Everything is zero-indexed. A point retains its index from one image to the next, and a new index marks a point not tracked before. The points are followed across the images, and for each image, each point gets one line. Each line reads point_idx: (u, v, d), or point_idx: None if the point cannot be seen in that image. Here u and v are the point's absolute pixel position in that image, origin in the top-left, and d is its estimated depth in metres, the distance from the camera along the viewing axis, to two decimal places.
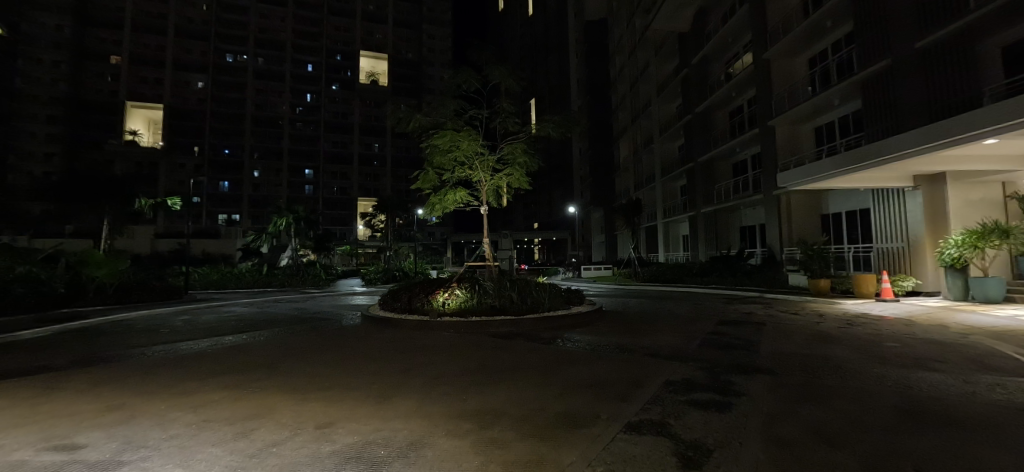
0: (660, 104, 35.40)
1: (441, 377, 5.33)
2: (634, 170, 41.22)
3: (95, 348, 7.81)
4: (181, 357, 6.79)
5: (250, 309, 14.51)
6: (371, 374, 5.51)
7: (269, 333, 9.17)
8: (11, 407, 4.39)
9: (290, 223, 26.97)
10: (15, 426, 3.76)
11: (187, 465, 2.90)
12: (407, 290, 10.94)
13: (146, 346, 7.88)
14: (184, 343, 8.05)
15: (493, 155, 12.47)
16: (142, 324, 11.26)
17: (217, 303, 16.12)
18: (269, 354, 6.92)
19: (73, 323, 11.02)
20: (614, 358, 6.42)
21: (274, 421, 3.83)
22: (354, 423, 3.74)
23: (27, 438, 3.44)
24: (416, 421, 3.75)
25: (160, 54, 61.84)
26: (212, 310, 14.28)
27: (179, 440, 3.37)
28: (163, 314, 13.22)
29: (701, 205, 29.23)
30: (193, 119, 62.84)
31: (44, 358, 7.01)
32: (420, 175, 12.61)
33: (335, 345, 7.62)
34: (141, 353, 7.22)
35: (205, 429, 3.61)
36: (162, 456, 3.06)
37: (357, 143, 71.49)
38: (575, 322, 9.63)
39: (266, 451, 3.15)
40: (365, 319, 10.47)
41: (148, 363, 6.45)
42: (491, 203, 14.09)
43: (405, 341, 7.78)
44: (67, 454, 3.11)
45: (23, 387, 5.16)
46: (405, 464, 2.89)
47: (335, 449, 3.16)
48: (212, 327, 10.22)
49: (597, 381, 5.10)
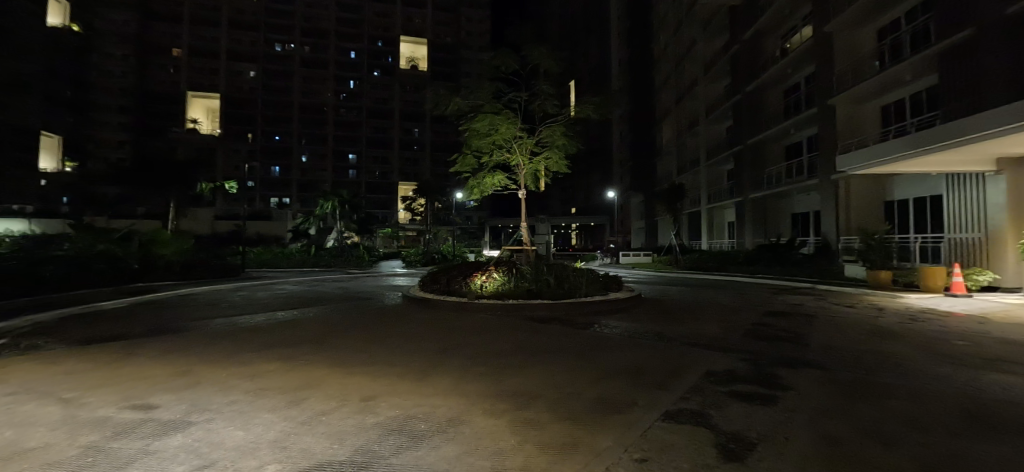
0: (707, 83, 33.55)
1: (480, 357, 5.48)
2: (678, 154, 39.68)
3: (163, 319, 8.61)
4: (240, 329, 7.38)
5: (300, 287, 15.39)
6: (413, 352, 5.69)
7: (315, 310, 9.72)
8: (93, 370, 4.88)
9: (336, 206, 29.64)
10: (97, 387, 4.18)
11: (247, 428, 3.15)
12: (445, 272, 11.15)
13: (209, 319, 8.57)
14: (242, 317, 8.71)
15: (531, 139, 12.39)
16: (205, 298, 12.28)
17: (270, 281, 17.21)
18: (316, 329, 7.34)
19: (146, 296, 12.17)
20: (652, 345, 6.30)
21: (320, 392, 4.02)
22: (396, 398, 3.88)
23: (109, 398, 3.83)
24: (455, 399, 3.85)
25: (215, 46, 65.20)
26: (266, 288, 15.24)
27: (239, 405, 3.64)
28: (222, 290, 14.28)
29: (749, 190, 27.81)
30: (245, 107, 66.25)
31: (124, 326, 7.82)
32: (458, 158, 12.60)
33: (375, 323, 7.90)
34: (204, 324, 7.90)
35: (260, 397, 3.87)
36: (224, 419, 3.31)
37: (397, 128, 72.75)
38: (612, 308, 9.50)
39: (317, 419, 3.35)
40: (405, 300, 10.79)
41: (209, 334, 7.00)
42: (528, 187, 14.05)
43: (443, 322, 8.00)
44: (144, 413, 3.44)
45: (106, 352, 5.75)
46: (444, 439, 2.98)
47: (378, 421, 3.30)
48: (265, 303, 10.98)
49: (635, 368, 5.04)
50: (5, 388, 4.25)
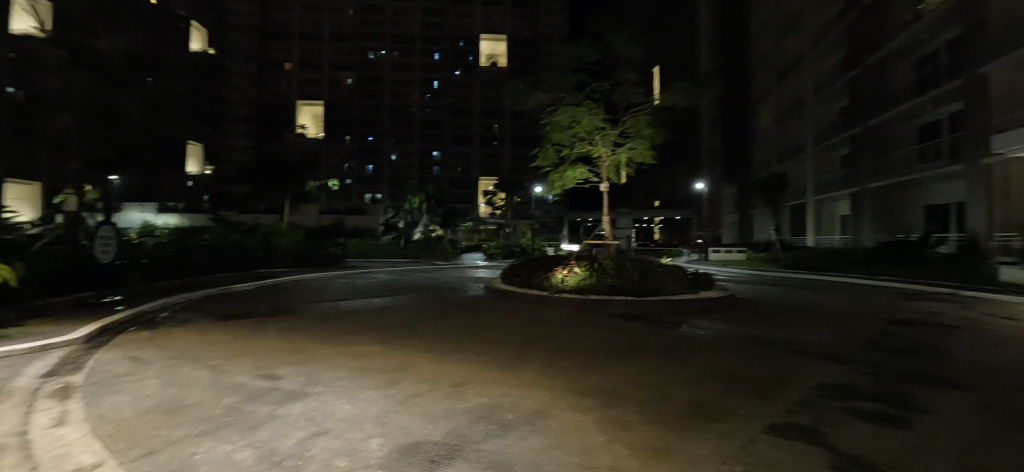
0: (817, 58, 29.68)
1: (565, 351, 5.43)
2: (780, 139, 35.75)
3: (282, 301, 9.84)
4: (343, 313, 8.19)
5: (392, 276, 16.63)
6: (497, 343, 5.83)
7: (405, 298, 10.43)
8: (231, 342, 5.73)
9: (422, 201, 33.68)
10: (235, 357, 4.90)
11: (354, 402, 3.47)
12: (526, 266, 11.24)
13: (317, 302, 9.63)
14: (344, 302, 9.65)
15: (614, 129, 12.05)
16: (314, 284, 13.79)
17: (366, 271, 18.85)
18: (407, 316, 7.88)
19: (267, 281, 13.98)
20: (748, 350, 5.77)
21: (414, 375, 4.28)
22: (483, 386, 4.00)
23: (243, 367, 4.46)
24: (541, 392, 3.86)
25: (319, 58, 72.36)
26: (363, 276, 16.73)
27: (345, 381, 4.02)
28: (327, 277, 15.94)
29: (869, 178, 24.21)
30: (344, 112, 72.83)
31: (252, 306, 9.09)
32: (539, 152, 12.63)
33: (459, 313, 8.27)
34: (314, 307, 8.89)
35: (362, 375, 4.24)
36: (334, 392, 3.68)
37: (478, 125, 75.01)
38: (702, 308, 8.90)
39: (412, 400, 3.57)
40: (488, 292, 11.12)
41: (318, 316, 7.85)
42: (610, 180, 13.67)
43: (525, 314, 8.11)
44: (271, 382, 3.96)
45: (240, 328, 6.72)
46: (531, 431, 3.00)
47: (467, 407, 3.43)
48: (363, 290, 12.05)
49: (731, 373, 4.65)
50: (169, 353, 5.18)
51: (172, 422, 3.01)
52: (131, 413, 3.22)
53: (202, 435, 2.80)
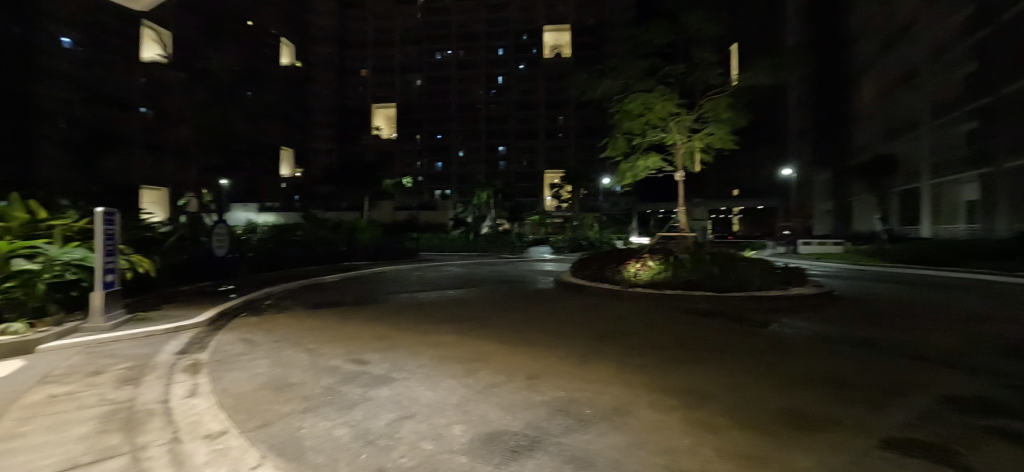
0: (937, 18, 25.47)
1: (642, 348, 5.23)
2: (887, 115, 31.36)
3: (367, 292, 10.65)
4: (421, 304, 8.64)
5: (463, 269, 17.22)
6: (571, 337, 5.79)
7: (478, 290, 10.74)
8: (324, 329, 6.27)
9: (490, 195, 34.62)
10: (328, 342, 5.37)
11: (435, 389, 3.64)
12: (596, 260, 11.06)
13: (398, 293, 10.27)
14: (421, 293, 10.18)
15: (690, 115, 11.35)
16: (393, 276, 14.71)
17: (439, 264, 19.71)
18: (480, 308, 8.12)
19: (353, 273, 15.18)
20: (855, 353, 5.16)
21: (490, 366, 4.38)
22: (559, 379, 3.99)
23: (336, 352, 4.87)
24: (620, 389, 3.75)
25: (391, 62, 76.30)
26: (437, 269, 17.52)
27: (426, 368, 4.23)
28: (404, 270, 16.91)
29: (1009, 156, 20.41)
30: (414, 112, 76.30)
31: (341, 296, 9.92)
32: (609, 143, 12.28)
33: (530, 306, 8.34)
34: (394, 298, 9.49)
35: (441, 363, 4.43)
36: (416, 379, 3.88)
37: (542, 118, 74.71)
38: (794, 305, 8.12)
39: (490, 390, 3.66)
40: (558, 286, 11.10)
41: (399, 306, 8.36)
42: (685, 169, 12.92)
43: (597, 308, 7.97)
44: (360, 367, 4.27)
45: (331, 315, 7.36)
46: (611, 427, 2.93)
47: (544, 400, 3.45)
48: (438, 282, 12.62)
49: (833, 379, 4.19)
50: (274, 336, 5.80)
51: (280, 399, 3.37)
52: (247, 388, 3.65)
53: (305, 411, 3.10)
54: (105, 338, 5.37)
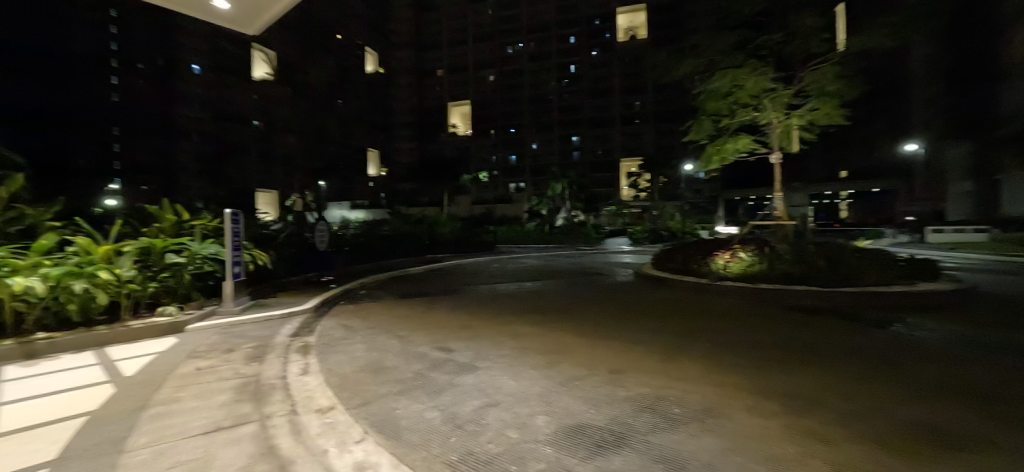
0: None
1: (734, 346, 4.89)
2: None
3: (450, 283, 11.18)
4: (500, 295, 8.85)
5: (539, 261, 17.32)
6: (654, 332, 5.55)
7: (555, 282, 10.74)
8: (412, 317, 6.70)
9: (564, 187, 34.30)
10: (417, 330, 5.74)
11: (517, 378, 3.73)
12: (680, 252, 10.46)
13: (478, 285, 10.63)
14: (499, 285, 10.42)
15: (788, 89, 10.17)
16: (472, 268, 15.26)
17: (515, 256, 20.05)
18: (558, 300, 8.10)
19: (435, 265, 16.02)
20: (1009, 362, 4.29)
21: (571, 359, 4.36)
22: (643, 375, 3.86)
23: (424, 339, 5.19)
24: (710, 389, 3.53)
25: (465, 61, 78.32)
26: (514, 261, 17.83)
27: (507, 358, 4.33)
28: (483, 262, 17.45)
29: None
30: (487, 108, 77.81)
31: (426, 287, 10.52)
32: (693, 126, 11.54)
33: (609, 299, 8.14)
34: (474, 289, 9.83)
35: (523, 354, 4.51)
36: (499, 368, 4.00)
37: (617, 104, 71.97)
38: (924, 304, 6.97)
39: (572, 383, 3.65)
40: (638, 279, 10.68)
41: (479, 297, 8.65)
42: (783, 150, 11.64)
43: (682, 303, 7.54)
44: (446, 354, 4.50)
45: (418, 305, 7.84)
46: (702, 429, 2.77)
47: (629, 396, 3.35)
48: (516, 274, 12.83)
49: (981, 391, 3.53)
50: (369, 323, 6.35)
51: (377, 380, 3.68)
52: (349, 369, 4.04)
53: (400, 394, 3.35)
54: (235, 322, 6.26)
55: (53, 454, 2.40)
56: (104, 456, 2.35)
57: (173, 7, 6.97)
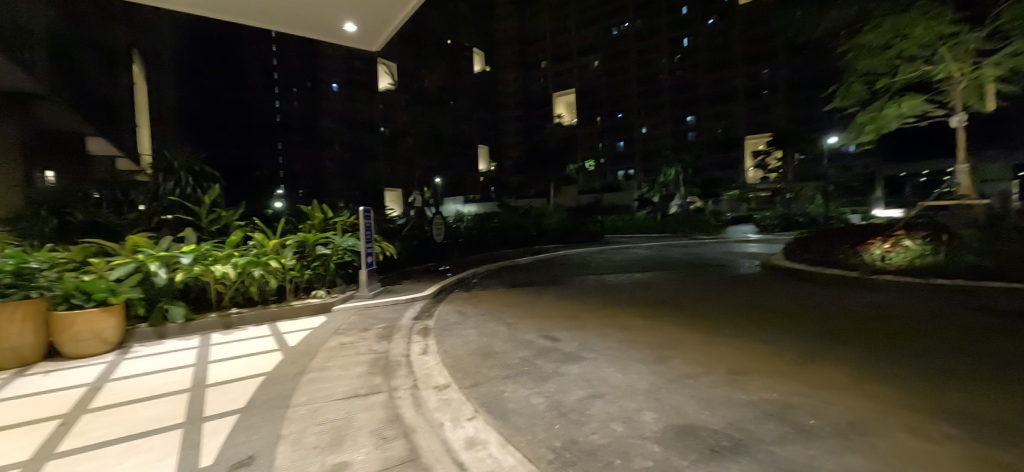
0: None
1: (891, 353, 4.06)
2: None
3: (556, 273, 11.30)
4: (607, 287, 8.66)
5: (650, 252, 16.51)
6: (783, 332, 4.88)
7: (667, 274, 10.13)
8: (520, 306, 6.93)
9: (678, 172, 31.91)
10: (523, 318, 5.92)
11: (623, 372, 3.62)
12: (822, 243, 9.08)
13: (584, 276, 10.54)
14: (606, 276, 10.20)
15: (980, 32, 7.93)
16: (579, 259, 15.22)
17: (624, 246, 19.42)
18: (669, 293, 7.61)
19: (542, 256, 16.35)
20: None
21: (683, 356, 4.07)
22: (769, 379, 3.45)
23: (530, 327, 5.34)
24: (853, 400, 3.00)
25: None
26: (622, 251, 17.29)
27: (614, 351, 4.22)
28: (590, 253, 17.28)
29: None
30: None
31: (534, 277, 10.82)
32: (840, 90, 9.87)
33: (729, 292, 7.38)
34: (581, 280, 9.78)
35: (630, 347, 4.36)
36: (605, 360, 3.92)
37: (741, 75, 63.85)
38: None
39: (684, 381, 3.41)
40: (766, 271, 9.49)
41: (586, 288, 8.60)
42: (973, 111, 9.15)
43: (822, 300, 6.49)
44: (552, 343, 4.57)
45: (525, 294, 8.08)
46: (846, 447, 2.36)
47: (751, 400, 3.02)
48: (624, 265, 12.41)
49: None
50: (480, 310, 6.75)
51: (487, 364, 3.90)
52: (462, 351, 4.37)
53: (508, 378, 3.51)
54: (369, 304, 7.19)
55: (244, 402, 3.07)
56: (276, 409, 2.93)
57: (317, 37, 8.22)
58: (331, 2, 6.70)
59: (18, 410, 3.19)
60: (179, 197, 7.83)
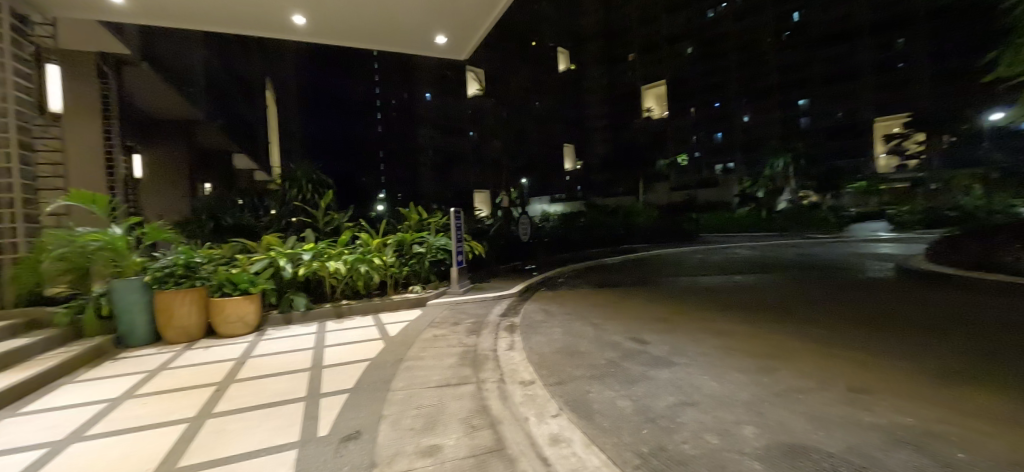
0: None
1: None
2: None
3: (644, 274, 10.82)
4: (701, 289, 8.07)
5: (754, 252, 14.99)
6: (925, 348, 4.10)
7: (773, 277, 9.12)
8: (606, 307, 6.76)
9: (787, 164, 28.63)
10: (610, 319, 5.77)
11: (719, 381, 3.35)
12: (983, 242, 7.48)
13: (676, 277, 9.93)
14: (701, 278, 9.50)
15: None
16: (671, 259, 14.38)
17: (723, 246, 17.87)
18: (776, 298, 6.84)
19: (630, 256, 15.77)
20: None
21: (792, 368, 3.65)
22: (901, 400, 2.95)
23: (617, 329, 5.19)
24: (1020, 434, 2.44)
25: None
26: (720, 252, 15.94)
27: (709, 357, 3.93)
28: (683, 253, 16.23)
29: None
30: None
31: (621, 277, 10.50)
32: (1002, 56, 8.13)
33: (854, 300, 6.39)
34: (672, 282, 9.24)
35: (728, 355, 4.03)
36: (699, 367, 3.66)
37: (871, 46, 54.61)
38: None
39: (793, 396, 3.05)
40: (905, 276, 8.05)
41: (678, 290, 8.11)
42: None
43: (983, 312, 5.33)
44: (640, 346, 4.40)
45: (611, 295, 7.87)
46: None
47: (878, 424, 2.60)
48: (723, 266, 11.43)
49: None
50: (565, 309, 6.73)
51: (572, 363, 3.88)
52: (547, 350, 4.40)
53: (594, 378, 3.46)
54: (459, 300, 7.57)
55: (352, 383, 3.46)
56: (378, 391, 3.25)
57: (410, 52, 8.89)
58: (423, 17, 7.22)
59: (189, 376, 3.97)
60: (301, 202, 9.03)
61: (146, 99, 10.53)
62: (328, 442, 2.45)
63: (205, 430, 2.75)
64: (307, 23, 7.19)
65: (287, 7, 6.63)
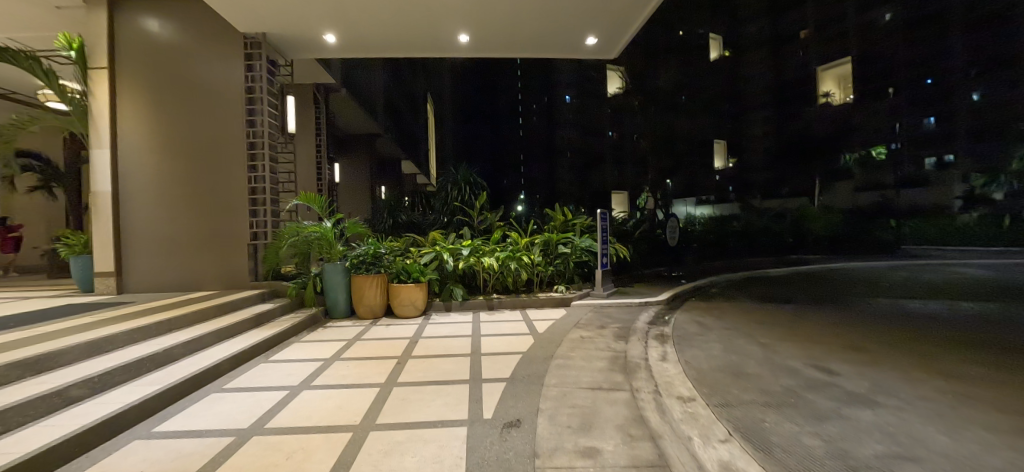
0: None
1: None
2: None
3: (822, 291, 9.12)
4: (911, 316, 6.41)
5: (993, 273, 11.27)
6: None
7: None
8: (775, 326, 5.88)
9: None
10: (783, 340, 5.01)
11: (951, 435, 2.62)
12: None
13: (872, 298, 8.09)
14: (910, 302, 7.55)
15: None
16: (860, 275, 11.81)
17: (941, 262, 13.87)
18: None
19: (801, 268, 13.50)
20: None
21: None
22: None
23: (795, 353, 4.46)
24: None
25: None
26: (936, 270, 12.42)
27: (933, 403, 3.10)
28: (876, 269, 13.17)
29: None
30: None
31: (790, 292, 9.04)
32: None
33: None
34: (867, 303, 7.56)
35: (962, 404, 3.12)
36: (918, 413, 2.92)
37: None
38: None
39: None
40: None
41: (875, 314, 6.60)
42: None
43: None
44: (827, 376, 3.72)
45: (781, 313, 6.82)
46: None
47: None
48: (944, 288, 8.88)
49: None
50: (724, 323, 6.07)
51: (738, 385, 3.48)
52: (706, 366, 4.03)
53: (768, 406, 3.03)
54: (603, 303, 7.47)
55: (509, 373, 3.70)
56: (533, 384, 3.41)
57: (560, 57, 9.17)
58: (573, 22, 7.36)
59: (376, 348, 4.75)
60: (460, 203, 10.00)
61: (344, 119, 12.97)
62: (493, 425, 2.65)
63: (393, 396, 3.25)
64: (470, 40, 7.95)
65: (455, 28, 7.45)
